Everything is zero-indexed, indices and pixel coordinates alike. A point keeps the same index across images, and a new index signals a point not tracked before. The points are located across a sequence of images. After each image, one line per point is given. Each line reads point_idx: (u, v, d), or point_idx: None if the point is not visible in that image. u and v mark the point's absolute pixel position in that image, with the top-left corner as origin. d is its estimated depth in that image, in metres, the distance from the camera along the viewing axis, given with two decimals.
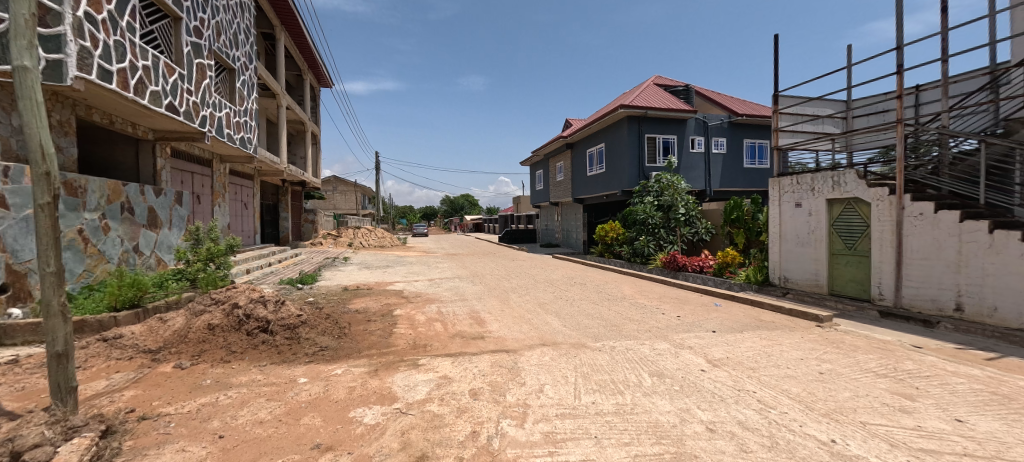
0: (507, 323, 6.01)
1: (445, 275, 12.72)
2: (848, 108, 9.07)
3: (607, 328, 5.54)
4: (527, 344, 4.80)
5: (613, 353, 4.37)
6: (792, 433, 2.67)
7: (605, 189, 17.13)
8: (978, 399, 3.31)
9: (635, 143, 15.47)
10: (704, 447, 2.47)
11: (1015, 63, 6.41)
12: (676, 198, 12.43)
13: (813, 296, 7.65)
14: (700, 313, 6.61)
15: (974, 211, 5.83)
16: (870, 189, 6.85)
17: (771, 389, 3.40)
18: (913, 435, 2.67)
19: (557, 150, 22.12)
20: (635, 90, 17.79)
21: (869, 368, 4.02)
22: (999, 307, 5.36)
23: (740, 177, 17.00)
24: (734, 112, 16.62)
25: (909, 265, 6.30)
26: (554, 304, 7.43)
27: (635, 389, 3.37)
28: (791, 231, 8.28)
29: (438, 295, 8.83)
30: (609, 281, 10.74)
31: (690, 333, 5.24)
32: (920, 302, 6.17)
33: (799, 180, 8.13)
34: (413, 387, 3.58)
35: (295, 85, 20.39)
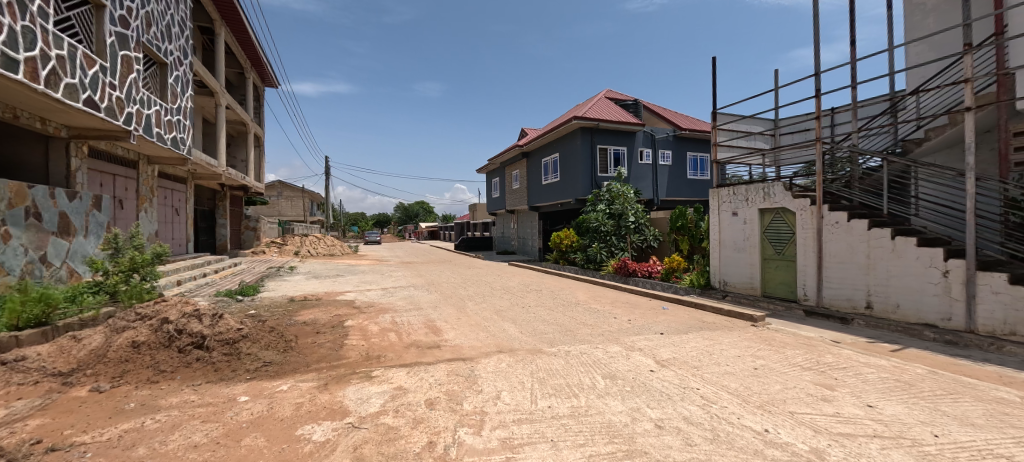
0: (464, 331, 5.98)
1: (399, 284, 12.41)
2: (776, 126, 9.95)
3: (562, 333, 5.67)
4: (484, 352, 4.80)
5: (567, 358, 4.48)
6: (731, 425, 2.87)
7: (560, 197, 17.55)
8: (885, 386, 3.74)
9: (588, 153, 16.03)
10: (654, 444, 2.60)
11: (910, 92, 7.36)
12: (626, 207, 13.00)
13: (748, 298, 8.28)
14: (649, 316, 6.93)
15: (880, 220, 6.57)
16: (795, 199, 7.53)
17: (713, 386, 3.64)
18: (834, 421, 2.96)
19: (513, 159, 22.37)
20: (588, 103, 18.46)
21: (796, 362, 4.41)
22: (901, 304, 6.07)
23: (684, 187, 18.09)
24: (678, 126, 17.71)
25: (829, 268, 6.99)
26: (511, 311, 7.47)
27: (589, 392, 3.47)
28: (729, 238, 8.92)
29: (392, 304, 8.60)
30: (564, 287, 11.00)
31: (640, 336, 5.49)
32: (838, 301, 6.86)
33: (735, 191, 8.78)
34: (366, 400, 3.46)
35: (236, 84, 19.20)
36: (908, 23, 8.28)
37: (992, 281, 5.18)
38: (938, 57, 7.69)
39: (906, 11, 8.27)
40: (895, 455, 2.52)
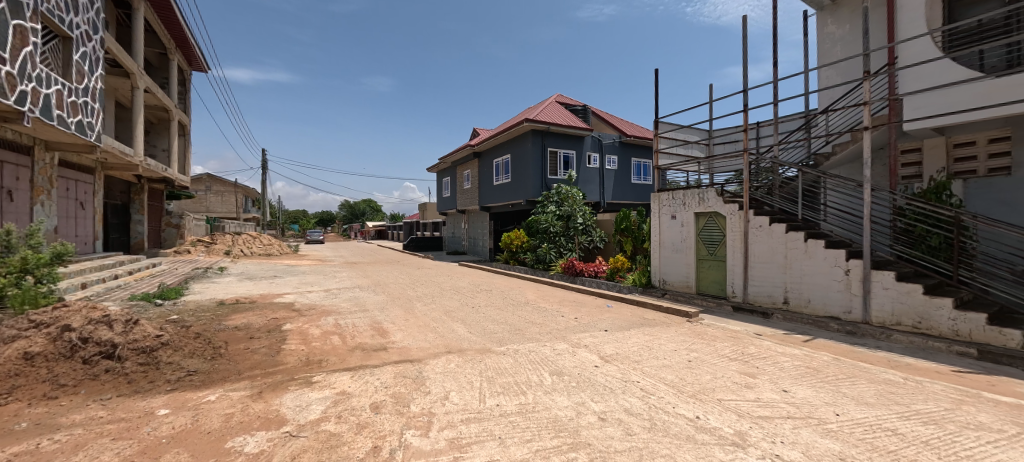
0: (412, 332, 5.87)
1: (343, 285, 11.87)
2: (710, 137, 10.73)
3: (511, 332, 5.74)
4: (432, 353, 4.74)
5: (516, 356, 4.55)
6: (667, 414, 3.07)
7: (511, 198, 17.70)
8: (797, 372, 4.18)
9: (539, 155, 16.33)
10: (597, 435, 2.72)
11: (822, 110, 8.26)
12: (574, 208, 13.42)
13: (684, 296, 8.85)
14: (595, 314, 7.20)
15: (797, 224, 7.30)
16: (726, 204, 8.16)
17: (652, 378, 3.86)
18: (755, 405, 3.26)
19: (465, 158, 22.24)
20: (539, 106, 18.80)
21: (725, 354, 4.79)
22: (812, 299, 6.81)
23: (628, 191, 18.96)
24: (623, 133, 18.54)
25: (754, 268, 7.67)
26: (460, 311, 7.42)
27: (536, 388, 3.55)
28: (668, 240, 9.49)
29: (336, 306, 8.23)
30: (514, 287, 11.11)
31: (585, 333, 5.69)
32: (761, 297, 7.54)
33: (674, 196, 9.35)
34: (306, 407, 3.29)
35: (157, 66, 17.39)
36: (819, 49, 9.31)
37: (883, 278, 5.97)
38: (843, 81, 8.73)
39: (818, 39, 9.30)
40: (804, 433, 2.83)
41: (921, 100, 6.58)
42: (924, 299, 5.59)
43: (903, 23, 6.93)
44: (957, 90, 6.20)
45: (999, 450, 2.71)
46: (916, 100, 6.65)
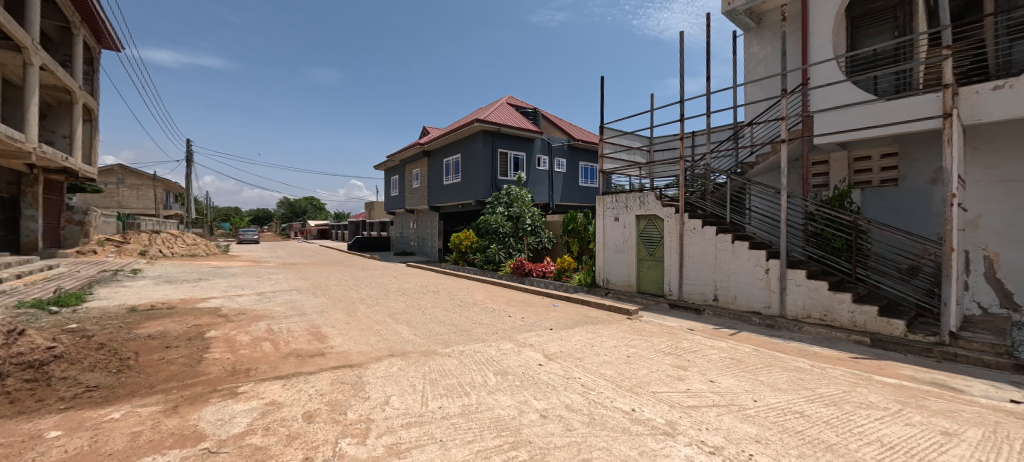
0: (353, 336, 5.62)
1: (279, 287, 11.12)
2: (651, 143, 11.30)
3: (457, 333, 5.69)
4: (374, 356, 4.58)
5: (461, 357, 4.51)
6: (605, 408, 3.18)
7: (461, 198, 17.55)
8: (723, 363, 4.52)
9: (489, 156, 16.33)
10: (538, 433, 2.76)
11: (748, 123, 8.97)
12: (523, 210, 13.64)
13: (626, 294, 9.26)
14: (541, 313, 7.31)
15: (726, 227, 7.90)
16: (664, 208, 8.65)
17: (592, 374, 3.99)
18: (684, 396, 3.48)
19: (414, 157, 21.73)
20: (490, 107, 18.83)
21: (660, 348, 5.07)
22: (737, 296, 7.40)
23: (576, 193, 19.50)
24: (572, 136, 19.05)
25: (688, 267, 8.19)
26: (405, 313, 7.22)
27: (479, 389, 3.54)
28: (611, 241, 9.88)
29: (270, 311, 7.68)
30: (462, 288, 11.01)
31: (531, 332, 5.77)
32: (694, 294, 8.07)
33: (617, 199, 9.74)
34: (228, 420, 3.03)
35: (58, 41, 15.29)
36: (745, 67, 10.15)
37: (797, 276, 6.63)
38: (765, 97, 9.58)
39: (744, 58, 10.14)
40: (726, 419, 3.06)
41: (829, 117, 7.39)
42: (829, 294, 6.29)
43: (814, 48, 7.74)
44: (857, 110, 7.03)
45: (884, 425, 3.11)
46: (825, 117, 7.45)
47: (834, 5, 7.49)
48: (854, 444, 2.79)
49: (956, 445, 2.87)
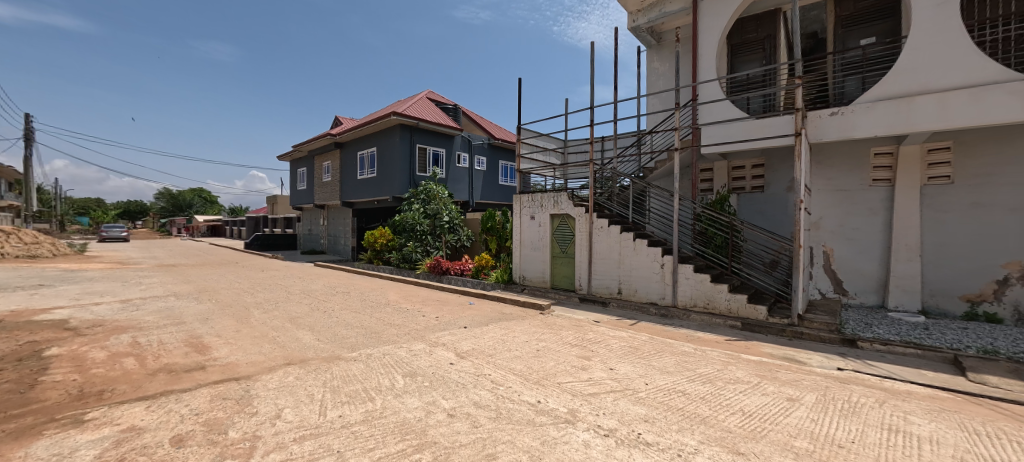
0: (243, 345, 5.05)
1: (151, 293, 9.55)
2: (565, 146, 11.79)
3: (365, 336, 5.40)
4: (267, 367, 4.15)
5: (368, 361, 4.29)
6: (512, 402, 3.26)
7: (376, 194, 16.72)
8: (622, 351, 4.91)
9: (406, 151, 15.78)
10: (444, 432, 2.73)
11: (649, 131, 9.82)
12: (441, 207, 13.40)
13: (540, 290, 9.61)
14: (456, 312, 7.26)
15: (629, 226, 8.58)
16: (575, 207, 9.12)
17: (503, 370, 4.07)
18: (585, 384, 3.72)
19: (324, 148, 20.16)
20: (409, 100, 18.20)
21: (568, 341, 5.35)
22: (638, 289, 8.09)
23: (496, 191, 19.69)
24: (492, 135, 19.17)
25: (596, 263, 8.74)
26: (308, 317, 6.65)
27: (386, 393, 3.40)
28: (527, 239, 10.16)
29: (137, 321, 6.55)
30: (375, 288, 10.51)
31: (445, 331, 5.70)
32: (601, 288, 8.65)
33: (532, 198, 10.04)
34: (67, 455, 2.52)
35: None
36: (647, 80, 11.11)
37: (686, 270, 7.46)
38: (663, 109, 10.57)
39: (647, 72, 11.10)
40: (621, 403, 3.33)
41: (713, 130, 8.39)
42: (711, 285, 7.17)
43: (702, 68, 8.71)
44: (735, 125, 8.08)
45: (746, 396, 3.64)
46: (710, 130, 8.45)
47: (718, 32, 8.55)
48: (722, 415, 3.21)
49: (797, 408, 3.46)
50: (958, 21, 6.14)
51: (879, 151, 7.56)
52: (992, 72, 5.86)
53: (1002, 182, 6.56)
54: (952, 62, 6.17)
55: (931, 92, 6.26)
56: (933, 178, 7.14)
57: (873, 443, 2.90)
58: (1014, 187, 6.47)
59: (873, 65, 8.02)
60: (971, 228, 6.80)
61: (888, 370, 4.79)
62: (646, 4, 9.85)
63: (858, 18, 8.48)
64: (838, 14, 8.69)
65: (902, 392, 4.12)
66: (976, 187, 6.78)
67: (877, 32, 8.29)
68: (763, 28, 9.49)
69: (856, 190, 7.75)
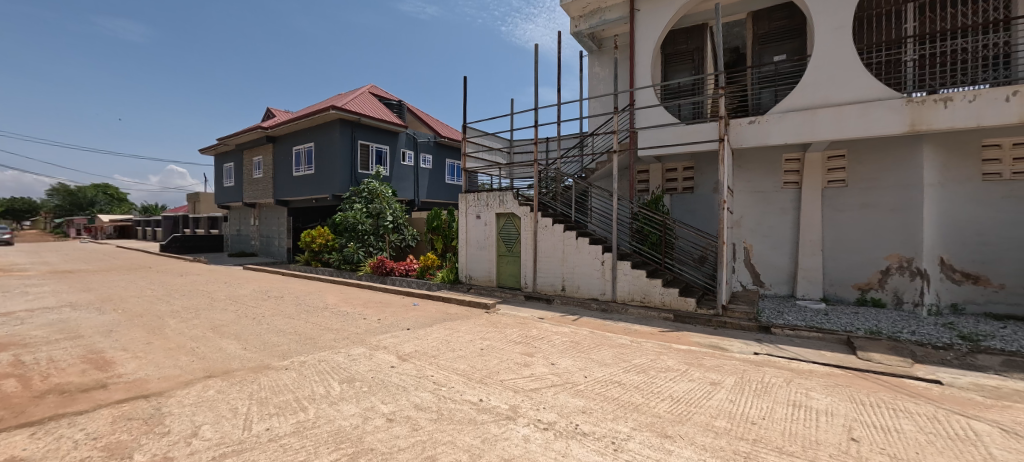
0: (156, 358, 4.56)
1: (40, 304, 8.31)
2: (511, 145, 11.87)
3: (299, 343, 5.10)
4: (183, 381, 3.78)
5: (300, 369, 4.06)
6: (453, 402, 3.24)
7: (314, 191, 15.81)
8: (564, 347, 5.06)
9: (347, 147, 15.07)
10: (381, 438, 2.65)
11: (591, 133, 10.13)
12: (384, 206, 12.97)
13: (486, 289, 9.64)
14: (399, 313, 7.08)
15: (572, 225, 8.85)
16: (520, 207, 9.25)
17: (445, 370, 4.03)
18: (527, 380, 3.79)
19: (254, 142, 18.69)
20: (350, 94, 17.38)
21: (512, 338, 5.42)
22: (581, 285, 8.37)
23: (442, 190, 19.41)
24: (438, 133, 18.85)
25: (541, 261, 8.92)
26: (234, 325, 6.15)
27: (320, 401, 3.24)
28: (473, 238, 10.13)
29: (20, 337, 5.68)
30: (313, 291, 9.95)
31: (386, 334, 5.53)
32: (546, 286, 8.85)
33: (478, 197, 10.02)
34: None
35: None
36: (589, 84, 11.51)
37: (624, 267, 7.85)
38: (603, 112, 10.99)
39: (588, 76, 11.50)
40: (561, 396, 3.44)
41: (649, 134, 8.88)
42: (646, 281, 7.61)
43: (639, 75, 9.17)
44: (667, 130, 8.63)
45: (675, 383, 3.91)
46: (646, 134, 8.93)
47: (653, 42, 9.08)
48: (653, 402, 3.42)
49: (719, 391, 3.78)
50: (851, 45, 7.00)
51: (789, 157, 8.43)
52: (877, 90, 6.75)
53: (885, 185, 7.56)
54: (846, 81, 7.03)
55: (830, 106, 7.09)
56: (832, 182, 8.08)
57: (780, 418, 3.25)
58: (894, 190, 7.48)
59: (784, 79, 8.91)
60: (862, 225, 7.78)
61: (795, 352, 5.37)
62: (587, 11, 10.19)
63: (772, 36, 9.38)
64: (756, 31, 9.55)
65: (806, 371, 4.65)
66: (865, 190, 7.76)
67: (788, 50, 9.24)
68: (692, 40, 10.20)
69: (771, 192, 8.59)
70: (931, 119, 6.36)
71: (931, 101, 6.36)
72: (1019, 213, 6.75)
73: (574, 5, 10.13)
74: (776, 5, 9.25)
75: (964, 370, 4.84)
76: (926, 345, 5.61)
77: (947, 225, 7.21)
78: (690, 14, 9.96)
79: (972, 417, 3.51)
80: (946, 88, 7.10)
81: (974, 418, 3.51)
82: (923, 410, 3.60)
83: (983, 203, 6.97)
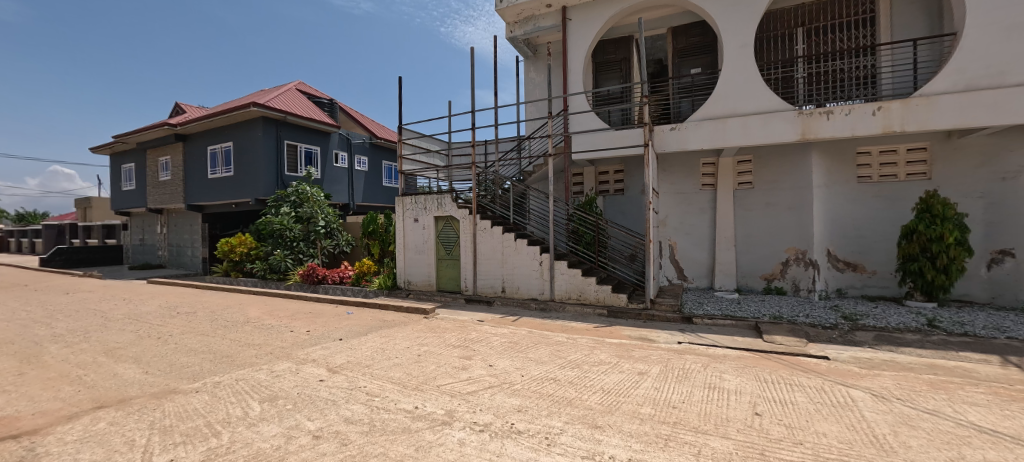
0: (30, 390, 3.91)
1: None
2: (449, 147, 11.74)
3: (213, 362, 4.65)
4: (65, 415, 3.28)
5: (215, 391, 3.70)
6: (387, 412, 3.15)
7: (234, 196, 14.48)
8: (503, 348, 5.11)
9: (271, 147, 13.99)
10: (306, 457, 2.51)
11: (527, 136, 10.30)
12: (315, 210, 12.19)
13: (426, 294, 9.44)
14: (331, 323, 6.71)
15: (510, 226, 8.97)
16: (459, 209, 9.19)
17: (380, 380, 3.90)
18: (463, 383, 3.78)
19: (159, 141, 16.70)
20: (274, 90, 16.18)
21: (451, 343, 5.36)
22: (520, 286, 8.51)
23: (379, 193, 18.71)
24: (374, 134, 18.16)
25: (481, 264, 8.93)
26: (134, 347, 5.44)
27: (235, 424, 2.98)
28: (411, 242, 9.87)
29: None
30: (232, 305, 9.10)
31: (316, 346, 5.22)
32: (486, 288, 8.88)
33: (416, 200, 9.79)
34: None
35: None
36: (525, 89, 11.74)
37: (561, 267, 8.10)
38: (539, 116, 11.26)
39: (524, 81, 11.74)
40: (498, 397, 3.47)
41: (582, 138, 9.25)
42: (582, 279, 7.91)
43: (572, 82, 9.53)
44: (599, 135, 9.05)
45: (607, 375, 4.12)
46: (579, 138, 9.29)
47: (584, 51, 9.50)
48: (585, 395, 3.57)
49: (645, 379, 4.04)
50: (752, 62, 7.85)
51: (705, 162, 9.24)
52: (775, 103, 7.63)
53: (784, 186, 8.54)
54: (750, 94, 7.85)
55: (737, 116, 7.87)
56: (742, 184, 8.97)
57: (697, 400, 3.54)
58: (791, 191, 8.47)
59: (700, 90, 9.74)
60: (766, 223, 8.72)
61: (713, 339, 5.89)
62: (521, 17, 10.31)
63: (689, 50, 10.23)
64: (675, 46, 10.35)
65: (720, 356, 5.11)
66: (768, 191, 8.71)
67: (702, 64, 10.14)
68: (620, 51, 10.80)
69: (691, 193, 9.34)
70: (817, 129, 7.32)
71: (817, 113, 7.33)
72: (885, 209, 7.96)
73: (509, 11, 10.17)
74: (692, 22, 10.08)
75: (845, 345, 5.62)
76: (817, 326, 6.44)
77: (833, 221, 8.32)
78: (617, 26, 10.55)
79: (851, 386, 4.09)
80: (829, 102, 8.18)
81: (852, 386, 4.09)
82: (813, 383, 4.12)
83: (858, 201, 8.15)
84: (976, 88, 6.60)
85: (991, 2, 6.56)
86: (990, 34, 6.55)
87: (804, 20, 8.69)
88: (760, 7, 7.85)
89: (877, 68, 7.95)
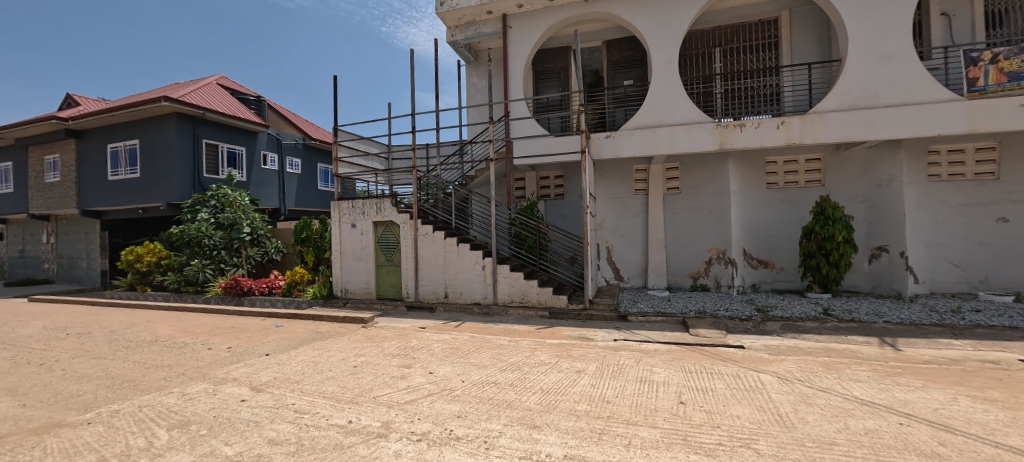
0: None
1: None
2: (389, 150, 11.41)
3: (112, 388, 4.11)
4: None
5: (113, 421, 3.28)
6: (317, 429, 2.98)
7: (140, 200, 12.93)
8: (444, 354, 5.04)
9: (187, 147, 12.71)
10: None
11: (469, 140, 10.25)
12: (239, 215, 11.16)
13: (365, 303, 9.06)
14: (257, 338, 6.22)
15: (452, 231, 8.89)
16: (399, 214, 8.96)
17: (311, 395, 3.68)
18: (401, 393, 3.69)
19: (43, 136, 14.47)
20: (190, 85, 14.73)
21: (389, 351, 5.20)
22: (463, 291, 8.46)
23: (314, 197, 17.67)
24: (307, 135, 17.16)
25: (423, 270, 8.75)
26: (8, 377, 4.67)
27: (136, 457, 2.65)
28: (348, 249, 9.44)
29: None
30: (138, 323, 8.12)
31: (238, 363, 4.81)
32: (428, 294, 8.72)
33: (353, 205, 9.38)
34: None
35: None
36: (467, 94, 11.74)
37: (504, 270, 8.16)
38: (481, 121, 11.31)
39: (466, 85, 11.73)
40: (437, 404, 3.42)
41: (522, 144, 9.44)
42: (524, 282, 8.04)
43: (513, 89, 9.69)
44: (539, 141, 9.29)
45: (546, 375, 4.22)
46: (520, 144, 9.46)
47: (524, 59, 9.71)
48: (524, 396, 3.63)
49: (583, 377, 4.20)
50: (676, 77, 8.50)
51: (638, 168, 9.81)
52: (696, 115, 8.31)
53: (706, 192, 9.30)
54: (675, 106, 8.48)
55: (664, 126, 8.46)
56: (670, 189, 9.62)
57: (629, 394, 3.74)
58: (712, 196, 9.23)
59: (632, 101, 10.33)
60: (692, 225, 9.42)
61: (645, 335, 6.25)
62: (462, 21, 10.28)
63: (622, 63, 10.84)
64: (610, 58, 10.91)
65: (652, 350, 5.43)
66: (693, 196, 9.42)
67: (634, 77, 10.79)
68: (559, 60, 11.18)
69: (625, 198, 9.87)
70: (732, 140, 8.07)
71: (732, 126, 8.08)
72: (790, 212, 8.96)
73: (449, 15, 10.07)
74: (624, 37, 10.68)
75: (758, 335, 6.24)
76: (734, 318, 7.07)
77: (747, 223, 9.20)
78: (556, 37, 10.92)
79: (761, 371, 4.54)
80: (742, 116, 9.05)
81: (762, 371, 4.54)
82: (731, 371, 4.52)
83: (768, 205, 9.09)
84: (858, 107, 7.64)
85: (867, 34, 7.66)
86: (866, 61, 7.65)
87: (721, 41, 9.59)
88: (681, 27, 8.53)
89: (780, 86, 8.94)
